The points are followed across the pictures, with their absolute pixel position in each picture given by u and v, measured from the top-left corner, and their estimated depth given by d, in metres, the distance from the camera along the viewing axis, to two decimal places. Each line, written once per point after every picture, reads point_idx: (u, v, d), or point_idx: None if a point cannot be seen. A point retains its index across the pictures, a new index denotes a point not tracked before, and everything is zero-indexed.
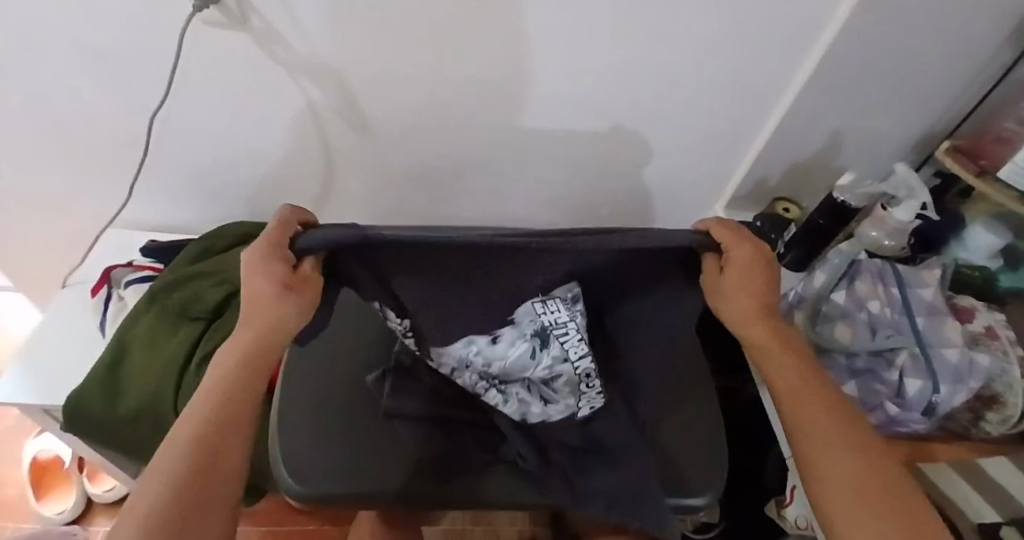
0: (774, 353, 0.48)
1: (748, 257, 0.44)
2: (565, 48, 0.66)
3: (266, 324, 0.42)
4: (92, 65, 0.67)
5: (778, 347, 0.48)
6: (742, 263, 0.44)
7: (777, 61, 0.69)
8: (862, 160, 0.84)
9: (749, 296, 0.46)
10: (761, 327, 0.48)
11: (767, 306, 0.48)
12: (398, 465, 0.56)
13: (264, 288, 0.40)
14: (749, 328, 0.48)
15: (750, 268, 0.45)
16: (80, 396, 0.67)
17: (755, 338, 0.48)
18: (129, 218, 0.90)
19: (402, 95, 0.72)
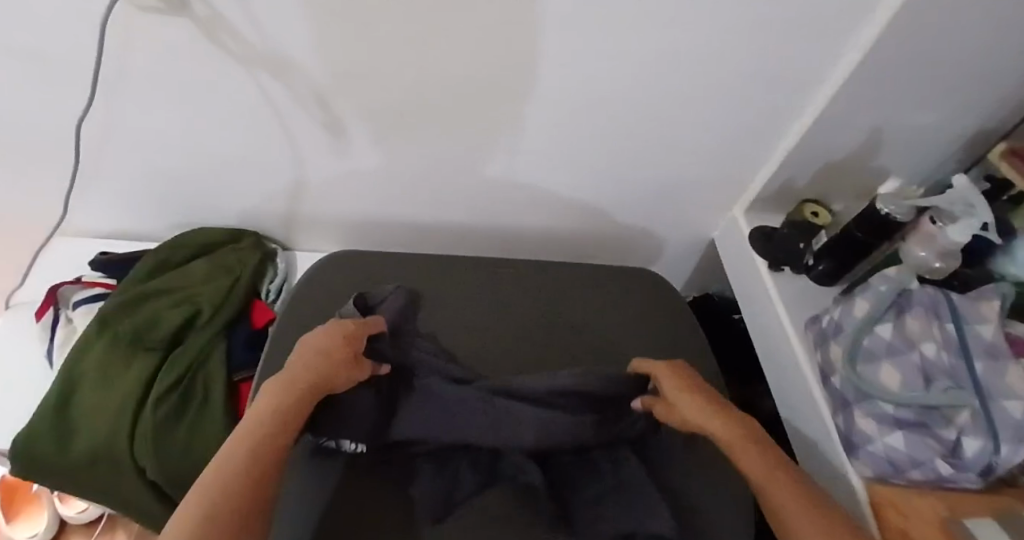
0: (742, 448, 0.50)
1: (672, 374, 0.57)
2: (569, 37, 0.55)
3: (328, 369, 0.48)
4: (2, 58, 0.56)
5: (742, 441, 0.50)
6: (670, 379, 0.57)
7: (819, 49, 0.59)
8: (904, 160, 0.73)
9: (693, 401, 0.54)
10: (718, 420, 0.52)
11: (715, 403, 0.54)
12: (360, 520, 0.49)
13: (341, 346, 0.51)
14: (710, 426, 0.52)
15: (682, 390, 0.55)
16: (28, 434, 0.60)
17: (721, 435, 0.51)
18: (78, 226, 0.80)
19: (378, 91, 0.61)
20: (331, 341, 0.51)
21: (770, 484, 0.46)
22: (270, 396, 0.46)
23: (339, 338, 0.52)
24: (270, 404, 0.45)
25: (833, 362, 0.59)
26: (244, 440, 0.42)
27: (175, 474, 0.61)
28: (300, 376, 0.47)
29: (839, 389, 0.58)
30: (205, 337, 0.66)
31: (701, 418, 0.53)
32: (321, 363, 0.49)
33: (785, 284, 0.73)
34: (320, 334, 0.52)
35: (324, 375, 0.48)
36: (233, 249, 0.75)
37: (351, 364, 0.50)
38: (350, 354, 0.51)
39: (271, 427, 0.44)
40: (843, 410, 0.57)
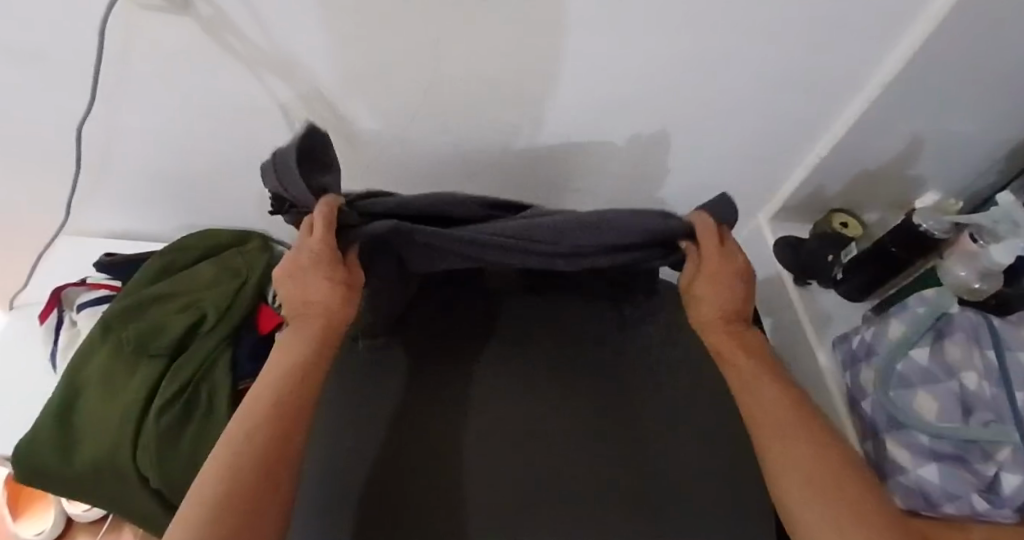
0: (731, 354, 0.50)
1: (715, 255, 0.51)
2: (591, 38, 0.52)
3: (329, 310, 0.45)
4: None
5: (739, 350, 0.50)
6: (712, 257, 0.51)
7: (857, 53, 0.55)
8: (942, 170, 0.70)
9: (718, 294, 0.51)
10: (723, 332, 0.51)
11: (731, 316, 0.52)
12: (411, 447, 0.46)
13: (321, 282, 0.45)
14: (727, 358, 0.50)
15: (721, 282, 0.51)
16: (30, 441, 0.60)
17: (714, 340, 0.52)
18: (82, 225, 0.79)
19: (390, 92, 0.59)
20: (298, 277, 0.46)
21: (760, 412, 0.45)
22: (295, 347, 0.44)
23: (317, 266, 0.45)
24: (288, 359, 0.44)
25: (864, 385, 0.56)
26: (267, 390, 0.42)
27: (179, 486, 0.59)
28: (301, 342, 0.44)
29: (870, 414, 0.54)
30: (210, 343, 0.65)
31: (711, 298, 0.51)
32: (319, 307, 0.45)
33: (811, 298, 0.70)
34: (293, 272, 0.46)
35: (330, 314, 0.45)
36: (240, 251, 0.74)
37: (342, 299, 0.46)
38: (336, 285, 0.45)
39: (286, 378, 0.42)
40: (873, 437, 0.54)
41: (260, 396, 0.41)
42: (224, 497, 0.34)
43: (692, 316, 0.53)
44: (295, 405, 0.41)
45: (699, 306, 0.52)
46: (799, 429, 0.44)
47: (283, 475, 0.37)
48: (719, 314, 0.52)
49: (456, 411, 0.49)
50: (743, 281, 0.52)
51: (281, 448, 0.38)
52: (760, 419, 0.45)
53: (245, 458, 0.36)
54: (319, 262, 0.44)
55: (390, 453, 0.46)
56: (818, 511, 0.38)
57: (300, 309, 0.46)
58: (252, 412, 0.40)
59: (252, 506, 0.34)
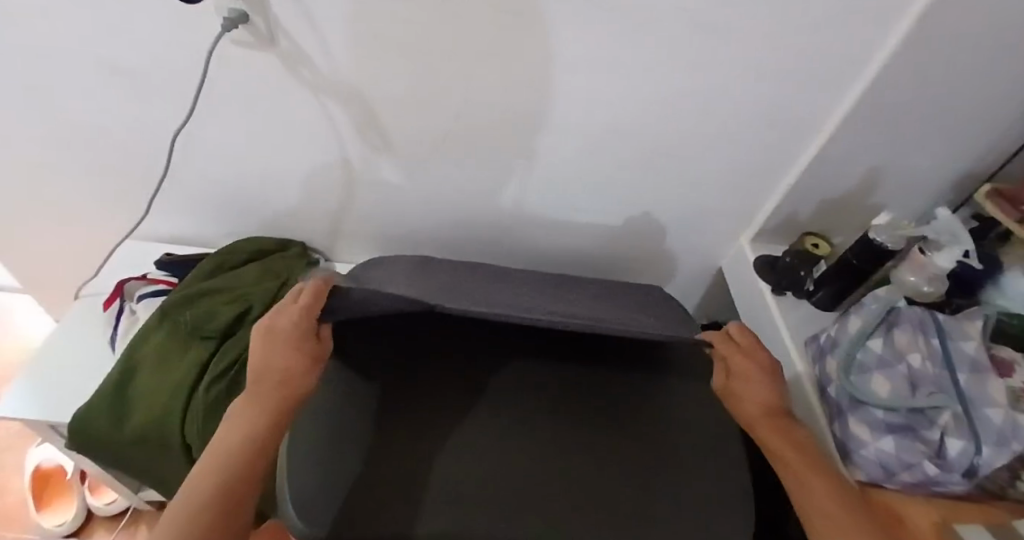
0: (785, 450, 0.53)
1: (747, 364, 0.59)
2: (595, 77, 0.64)
3: (285, 385, 0.50)
4: (114, 80, 0.66)
5: (789, 445, 0.54)
6: (742, 364, 0.59)
7: (812, 96, 0.67)
8: (897, 198, 0.80)
9: (758, 390, 0.57)
10: (768, 428, 0.55)
11: (773, 411, 0.57)
12: (391, 462, 0.56)
13: (283, 359, 0.51)
14: (760, 430, 0.56)
15: (756, 381, 0.58)
16: (88, 410, 0.67)
17: (766, 437, 0.55)
18: (146, 230, 0.90)
19: (426, 119, 0.70)
20: (267, 344, 0.52)
21: (810, 503, 0.49)
22: (243, 416, 0.48)
23: (286, 347, 0.52)
24: (238, 425, 0.47)
25: (830, 374, 0.64)
26: (222, 458, 0.45)
27: None
28: (261, 406, 0.48)
29: (835, 398, 0.62)
30: (252, 331, 0.73)
31: (748, 395, 0.58)
32: (277, 381, 0.50)
33: (788, 307, 0.79)
34: (256, 353, 0.52)
35: (287, 381, 0.50)
36: (282, 256, 0.84)
37: (301, 377, 0.51)
38: (303, 364, 0.52)
39: (240, 444, 0.46)
40: (839, 418, 0.61)
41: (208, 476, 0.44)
42: None
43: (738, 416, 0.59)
44: (246, 474, 0.45)
45: (740, 405, 0.59)
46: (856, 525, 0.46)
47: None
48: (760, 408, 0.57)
49: (422, 434, 0.59)
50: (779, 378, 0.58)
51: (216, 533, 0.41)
52: (810, 509, 0.49)
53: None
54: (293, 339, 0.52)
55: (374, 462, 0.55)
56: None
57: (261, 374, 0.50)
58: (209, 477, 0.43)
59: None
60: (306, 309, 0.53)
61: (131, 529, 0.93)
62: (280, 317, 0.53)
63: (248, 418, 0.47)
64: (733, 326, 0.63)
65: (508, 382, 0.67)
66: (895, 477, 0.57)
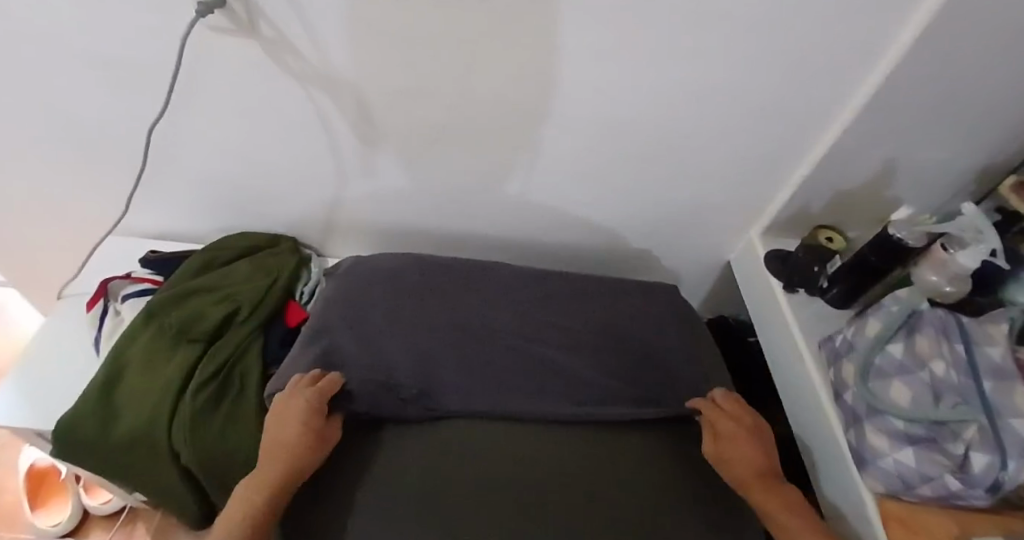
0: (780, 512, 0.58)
1: (733, 429, 0.65)
2: (599, 65, 0.60)
3: (288, 463, 0.55)
4: (85, 69, 0.62)
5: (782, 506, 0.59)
6: (728, 428, 0.65)
7: (830, 84, 0.63)
8: (915, 191, 0.76)
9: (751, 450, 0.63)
10: (763, 490, 0.60)
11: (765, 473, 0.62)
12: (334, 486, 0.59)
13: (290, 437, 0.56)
14: (754, 492, 0.60)
15: (747, 445, 0.63)
16: (72, 416, 0.64)
17: (759, 500, 0.60)
18: (130, 226, 0.86)
19: (419, 112, 0.66)
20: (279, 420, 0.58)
21: None
22: (248, 493, 0.54)
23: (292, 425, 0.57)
24: (243, 501, 0.54)
25: (845, 379, 0.62)
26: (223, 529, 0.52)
27: (206, 460, 0.63)
28: (263, 485, 0.54)
29: (852, 405, 0.60)
30: (242, 333, 0.70)
31: (740, 455, 0.63)
32: (279, 461, 0.55)
33: (798, 306, 0.75)
34: (271, 433, 0.58)
35: (289, 462, 0.55)
36: (272, 253, 0.80)
37: (304, 458, 0.56)
38: (307, 445, 0.56)
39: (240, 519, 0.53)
40: (855, 427, 0.59)
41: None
42: None
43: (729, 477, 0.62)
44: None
45: (732, 470, 0.62)
46: None
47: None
48: (752, 470, 0.62)
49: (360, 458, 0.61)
50: (759, 442, 0.65)
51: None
52: None
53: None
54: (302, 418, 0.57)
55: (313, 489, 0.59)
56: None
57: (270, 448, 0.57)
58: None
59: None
60: (315, 392, 0.59)
61: (128, 528, 0.91)
62: (295, 396, 0.60)
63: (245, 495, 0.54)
64: (717, 396, 0.70)
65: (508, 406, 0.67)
66: (915, 490, 0.54)
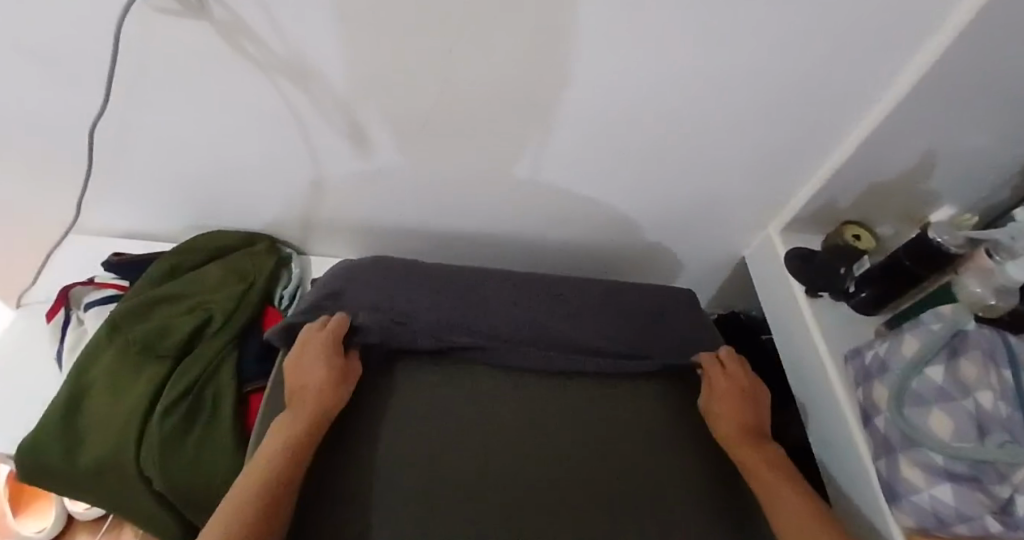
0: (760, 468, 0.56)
1: (726, 384, 0.63)
2: (608, 48, 0.51)
3: (319, 402, 0.54)
4: (10, 57, 0.53)
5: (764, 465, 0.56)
6: (724, 383, 0.64)
7: (876, 65, 0.54)
8: (956, 185, 0.69)
9: (741, 407, 0.62)
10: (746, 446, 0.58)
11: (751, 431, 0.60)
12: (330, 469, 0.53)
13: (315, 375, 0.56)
14: (737, 448, 0.59)
15: (738, 400, 0.62)
16: (33, 442, 0.59)
17: (741, 455, 0.58)
18: (93, 225, 0.80)
19: (402, 103, 0.58)
20: (301, 362, 0.58)
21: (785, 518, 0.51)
22: (273, 444, 0.51)
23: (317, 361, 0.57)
24: (271, 450, 0.50)
25: (877, 403, 0.56)
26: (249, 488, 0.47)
27: (180, 489, 0.59)
28: (295, 429, 0.52)
29: (884, 432, 0.55)
30: (214, 347, 0.64)
31: (728, 409, 0.61)
32: (309, 400, 0.54)
33: (821, 311, 0.69)
34: (290, 379, 0.58)
35: (318, 400, 0.54)
36: (247, 253, 0.74)
37: (331, 394, 0.55)
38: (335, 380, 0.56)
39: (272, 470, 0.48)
40: (886, 456, 0.54)
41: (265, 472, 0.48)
42: None
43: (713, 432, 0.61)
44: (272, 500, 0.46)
45: (718, 425, 0.61)
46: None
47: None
48: (738, 426, 0.60)
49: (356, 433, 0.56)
50: (753, 405, 0.63)
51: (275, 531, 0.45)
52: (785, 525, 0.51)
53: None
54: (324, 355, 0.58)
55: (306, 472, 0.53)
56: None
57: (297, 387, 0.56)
58: (239, 504, 0.45)
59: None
60: (333, 330, 0.60)
61: (114, 534, 0.88)
62: (309, 338, 0.60)
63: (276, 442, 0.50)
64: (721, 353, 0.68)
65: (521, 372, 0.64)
66: (949, 528, 0.50)
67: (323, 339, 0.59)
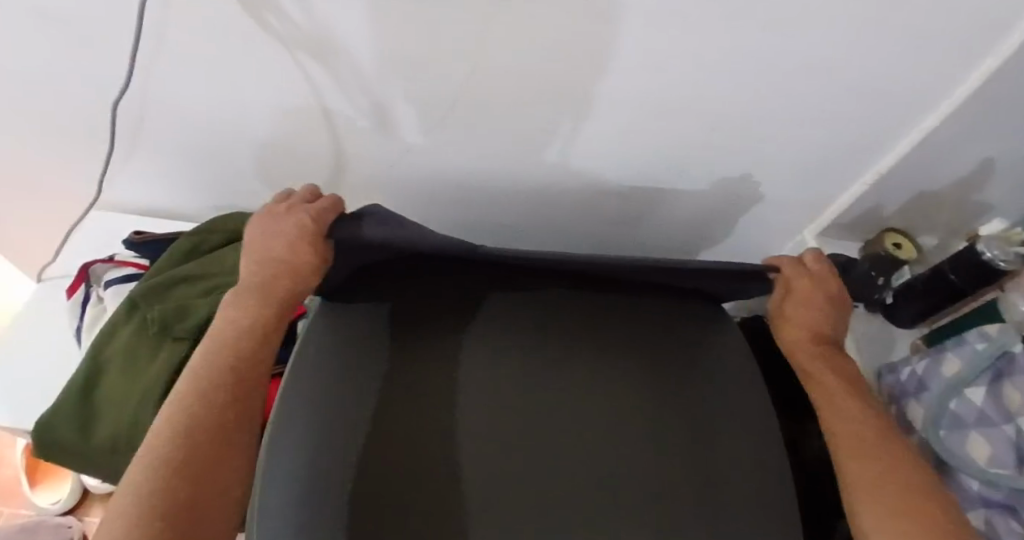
0: (821, 380, 0.52)
1: (809, 288, 0.58)
2: (654, 34, 0.48)
3: (291, 274, 0.49)
4: (29, 28, 0.51)
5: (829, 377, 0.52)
6: (805, 286, 0.58)
7: (939, 65, 0.51)
8: (1004, 193, 0.66)
9: (810, 313, 0.57)
10: (812, 357, 0.54)
11: (823, 339, 0.56)
12: (403, 422, 0.42)
13: (282, 242, 0.51)
14: (801, 357, 0.55)
15: (819, 301, 0.57)
16: (50, 418, 0.59)
17: (808, 366, 0.54)
18: (114, 201, 0.80)
19: (432, 86, 0.56)
20: (265, 235, 0.52)
21: (846, 440, 0.46)
22: (240, 316, 0.48)
23: (292, 223, 0.51)
24: (239, 328, 0.47)
25: (912, 421, 0.54)
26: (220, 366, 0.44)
27: None
28: (267, 308, 0.49)
29: (918, 452, 0.52)
30: None
31: (801, 317, 0.56)
32: (280, 270, 0.50)
33: (855, 321, 0.68)
34: (258, 243, 0.53)
35: (290, 266, 0.49)
36: None
37: (301, 257, 0.49)
38: (303, 246, 0.49)
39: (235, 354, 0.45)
40: None
41: (220, 349, 0.46)
42: (167, 480, 0.36)
43: (782, 337, 0.57)
44: (242, 388, 0.44)
45: (788, 326, 0.57)
46: (880, 460, 0.44)
47: (241, 436, 0.42)
48: (807, 336, 0.56)
49: (423, 384, 0.45)
50: (837, 311, 0.58)
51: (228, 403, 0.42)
52: (845, 449, 0.46)
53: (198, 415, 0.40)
54: (296, 226, 0.51)
55: (371, 431, 0.41)
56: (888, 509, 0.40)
57: (257, 260, 0.52)
58: (202, 387, 0.42)
59: (213, 471, 0.38)
60: (298, 205, 0.54)
61: None
62: (283, 206, 0.54)
63: (237, 316, 0.48)
64: (807, 256, 0.60)
65: (567, 326, 0.53)
66: None
67: (301, 213, 0.52)
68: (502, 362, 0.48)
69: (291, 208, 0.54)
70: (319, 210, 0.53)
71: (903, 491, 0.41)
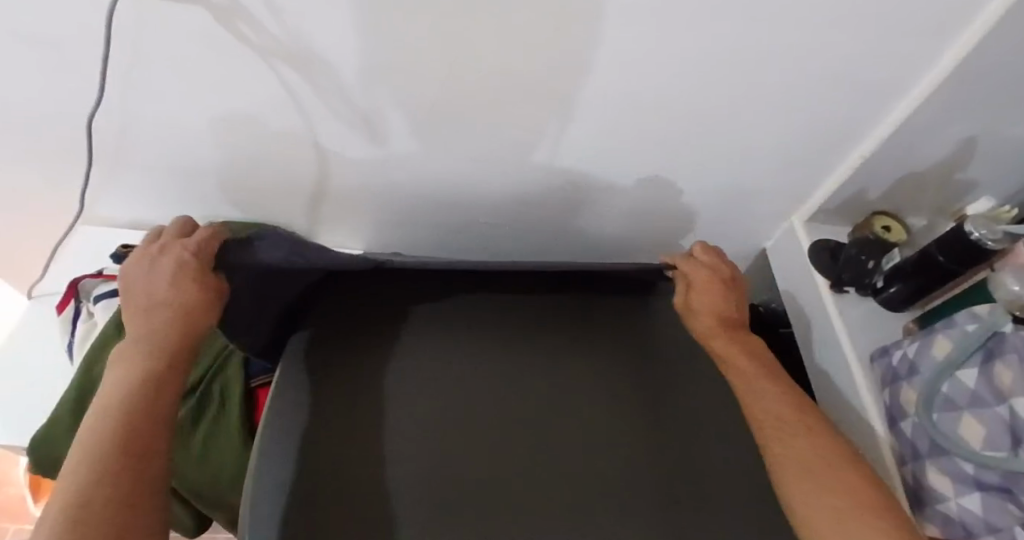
0: (746, 380, 0.57)
1: (709, 282, 0.63)
2: (630, 30, 0.48)
3: (180, 314, 0.49)
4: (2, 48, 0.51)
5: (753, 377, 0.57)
6: (703, 282, 0.63)
7: (920, 48, 0.50)
8: (992, 172, 0.66)
9: (714, 298, 0.63)
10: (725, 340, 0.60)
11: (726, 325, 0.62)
12: (370, 429, 0.48)
13: (163, 282, 0.50)
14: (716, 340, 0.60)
15: (718, 288, 0.63)
16: (46, 436, 0.59)
17: (722, 349, 0.60)
18: (101, 216, 0.80)
19: (410, 90, 0.56)
20: (144, 279, 0.51)
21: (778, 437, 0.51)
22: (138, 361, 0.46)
23: (169, 262, 0.51)
24: (136, 373, 0.46)
25: (905, 406, 0.54)
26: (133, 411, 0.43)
27: (188, 480, 0.57)
28: (161, 345, 0.48)
29: (912, 437, 0.53)
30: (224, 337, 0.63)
31: (707, 306, 0.62)
32: (167, 309, 0.49)
33: (847, 307, 0.67)
34: (136, 286, 0.51)
35: (178, 304, 0.49)
36: None
37: (190, 291, 0.49)
38: (191, 279, 0.50)
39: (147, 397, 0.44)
40: (914, 461, 0.52)
41: (125, 400, 0.44)
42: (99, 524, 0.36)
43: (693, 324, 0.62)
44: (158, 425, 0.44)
45: (697, 317, 0.62)
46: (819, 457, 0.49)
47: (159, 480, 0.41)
48: (714, 320, 0.62)
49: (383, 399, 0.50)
50: (733, 294, 0.64)
51: (158, 433, 0.43)
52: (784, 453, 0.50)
53: (115, 460, 0.40)
54: (175, 264, 0.50)
55: (333, 444, 0.46)
56: (823, 501, 0.46)
57: (142, 310, 0.50)
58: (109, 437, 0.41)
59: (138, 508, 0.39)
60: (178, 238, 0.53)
61: None
62: (163, 243, 0.53)
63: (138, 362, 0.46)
64: (695, 249, 0.67)
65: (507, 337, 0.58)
66: None
67: (178, 248, 0.51)
68: (459, 373, 0.54)
69: (167, 246, 0.53)
70: (195, 239, 0.51)
71: (842, 484, 0.47)
